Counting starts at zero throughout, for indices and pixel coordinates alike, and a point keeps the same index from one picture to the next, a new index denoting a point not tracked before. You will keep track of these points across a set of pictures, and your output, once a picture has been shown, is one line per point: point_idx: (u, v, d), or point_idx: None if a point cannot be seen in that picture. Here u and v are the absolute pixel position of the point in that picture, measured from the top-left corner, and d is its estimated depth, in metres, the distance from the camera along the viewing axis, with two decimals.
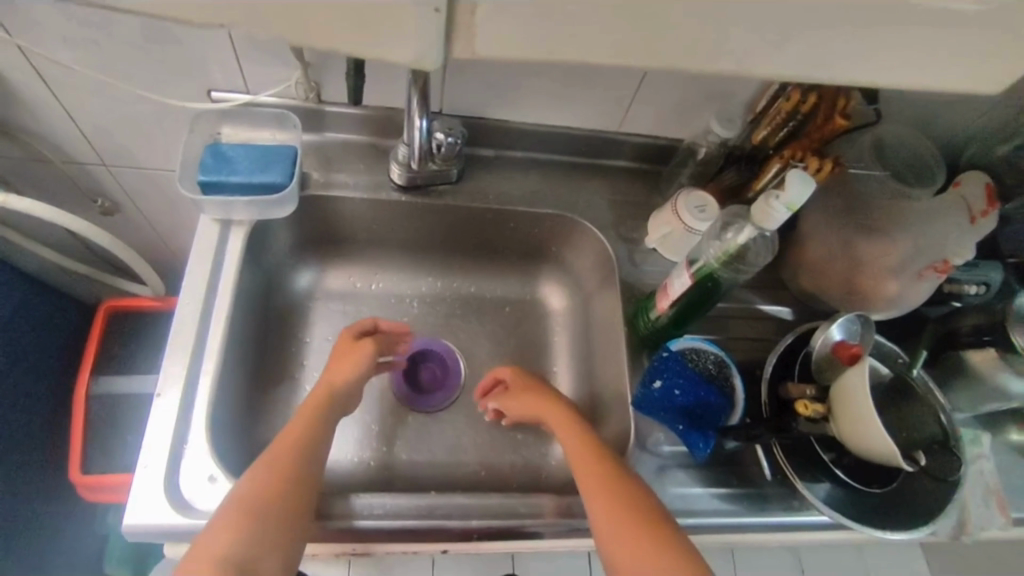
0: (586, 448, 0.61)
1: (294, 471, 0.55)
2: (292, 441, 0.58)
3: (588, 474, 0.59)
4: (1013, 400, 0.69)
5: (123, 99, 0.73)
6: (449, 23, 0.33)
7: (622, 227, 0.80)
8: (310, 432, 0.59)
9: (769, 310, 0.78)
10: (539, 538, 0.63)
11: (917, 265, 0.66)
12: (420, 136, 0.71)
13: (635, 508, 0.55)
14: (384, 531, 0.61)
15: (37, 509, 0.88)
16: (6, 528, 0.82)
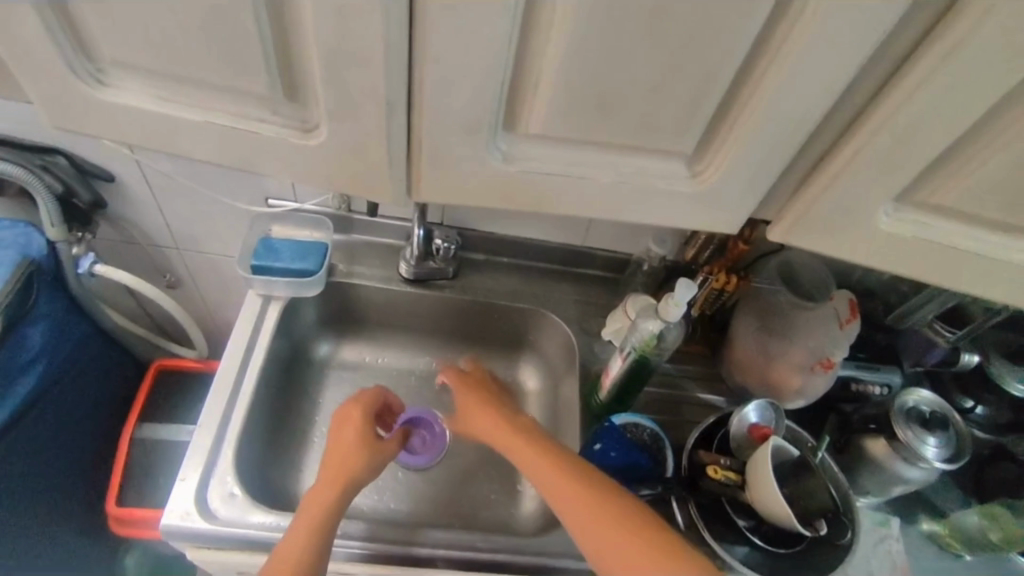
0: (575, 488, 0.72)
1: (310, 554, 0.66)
2: (307, 520, 0.68)
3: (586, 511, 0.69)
4: (910, 483, 0.82)
5: (203, 201, 0.96)
6: (408, 188, 0.53)
7: (583, 321, 0.97)
8: (326, 512, 0.69)
9: (707, 398, 0.92)
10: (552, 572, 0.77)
11: (809, 362, 0.83)
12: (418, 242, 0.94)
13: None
14: (445, 558, 0.75)
15: (74, 537, 1.02)
16: (47, 548, 0.96)
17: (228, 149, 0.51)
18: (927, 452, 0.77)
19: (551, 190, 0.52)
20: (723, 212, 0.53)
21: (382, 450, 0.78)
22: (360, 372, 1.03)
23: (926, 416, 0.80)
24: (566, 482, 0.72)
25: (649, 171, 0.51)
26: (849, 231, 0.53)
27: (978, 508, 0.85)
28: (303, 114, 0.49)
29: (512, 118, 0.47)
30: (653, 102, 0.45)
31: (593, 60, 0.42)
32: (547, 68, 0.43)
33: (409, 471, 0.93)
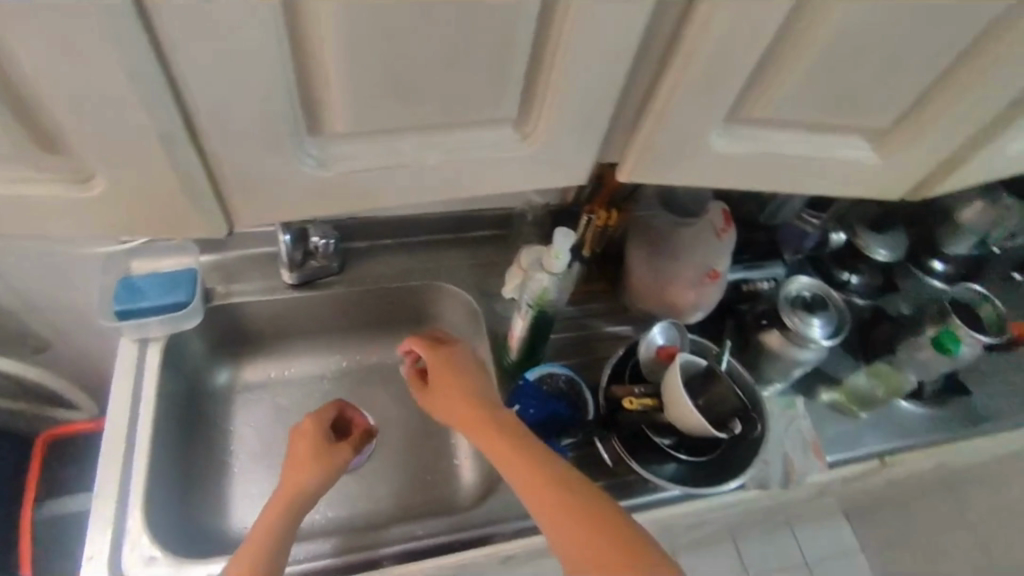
0: (533, 477, 0.66)
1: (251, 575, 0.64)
2: (252, 542, 0.66)
3: (544, 502, 0.64)
4: (804, 365, 0.88)
5: (42, 254, 0.86)
6: (228, 210, 0.50)
7: (483, 285, 0.97)
8: (275, 526, 0.68)
9: (615, 331, 0.95)
10: (500, 540, 0.78)
11: (698, 276, 0.86)
12: (288, 247, 0.88)
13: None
14: (407, 552, 0.77)
15: None
16: None
17: (24, 212, 0.47)
18: (813, 333, 0.84)
19: (394, 177, 0.49)
20: (568, 166, 0.53)
21: (335, 459, 0.74)
22: (270, 389, 0.98)
23: (808, 301, 0.86)
24: (536, 475, 0.66)
25: (483, 141, 0.49)
26: (693, 160, 0.53)
27: (866, 370, 0.94)
28: (76, 166, 0.44)
29: (319, 119, 0.45)
30: (463, 73, 0.43)
31: (374, 49, 0.39)
32: (330, 63, 0.40)
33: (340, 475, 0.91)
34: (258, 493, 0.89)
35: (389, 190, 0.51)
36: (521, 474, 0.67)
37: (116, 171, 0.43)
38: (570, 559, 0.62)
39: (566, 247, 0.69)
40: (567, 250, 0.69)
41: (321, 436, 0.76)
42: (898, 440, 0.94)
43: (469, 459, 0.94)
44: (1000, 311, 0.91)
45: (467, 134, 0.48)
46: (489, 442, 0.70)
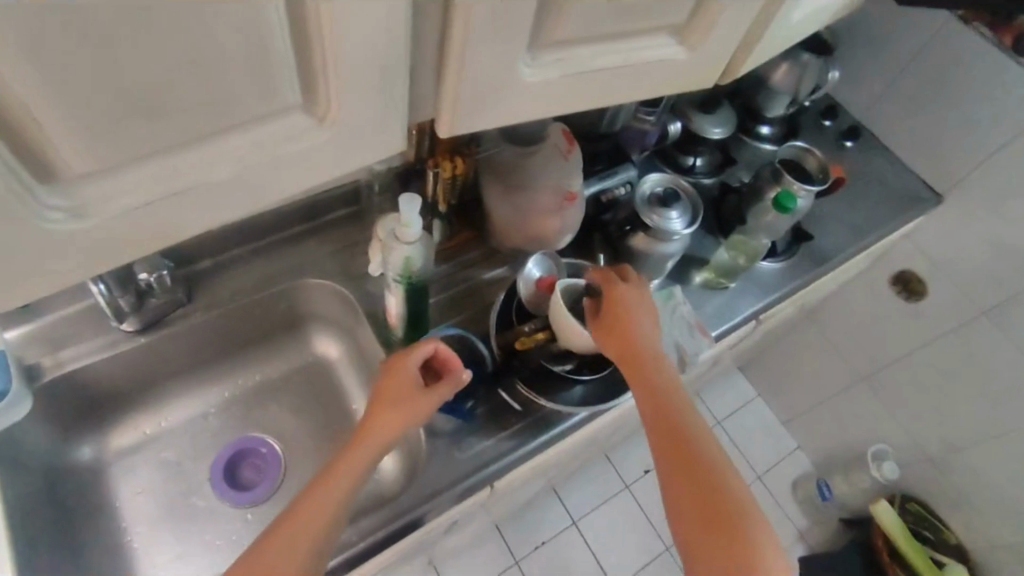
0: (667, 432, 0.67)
1: (328, 509, 0.64)
2: (339, 480, 0.66)
3: (671, 459, 0.65)
4: (672, 257, 0.93)
5: None
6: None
7: (348, 269, 0.91)
8: (356, 469, 0.67)
9: (495, 274, 0.94)
10: (434, 515, 0.78)
11: (556, 202, 0.85)
12: (108, 296, 0.76)
13: (726, 539, 0.60)
14: (345, 562, 0.73)
15: None
16: None
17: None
18: (673, 226, 0.87)
19: (186, 200, 0.43)
20: (384, 138, 0.48)
21: (426, 404, 0.73)
22: (149, 448, 0.89)
23: (662, 196, 0.89)
24: (658, 397, 0.69)
25: (273, 139, 0.43)
26: None
27: (725, 245, 0.99)
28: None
29: (54, 169, 0.37)
30: (217, 67, 0.36)
31: (81, 72, 0.32)
32: (34, 100, 0.32)
33: (259, 506, 0.88)
34: (173, 555, 0.84)
35: (187, 215, 0.44)
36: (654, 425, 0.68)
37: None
38: (665, 470, 0.66)
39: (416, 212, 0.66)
40: (419, 217, 0.66)
41: (415, 381, 0.74)
42: (765, 298, 1.03)
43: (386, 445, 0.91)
44: (820, 159, 1.00)
45: (253, 136, 0.42)
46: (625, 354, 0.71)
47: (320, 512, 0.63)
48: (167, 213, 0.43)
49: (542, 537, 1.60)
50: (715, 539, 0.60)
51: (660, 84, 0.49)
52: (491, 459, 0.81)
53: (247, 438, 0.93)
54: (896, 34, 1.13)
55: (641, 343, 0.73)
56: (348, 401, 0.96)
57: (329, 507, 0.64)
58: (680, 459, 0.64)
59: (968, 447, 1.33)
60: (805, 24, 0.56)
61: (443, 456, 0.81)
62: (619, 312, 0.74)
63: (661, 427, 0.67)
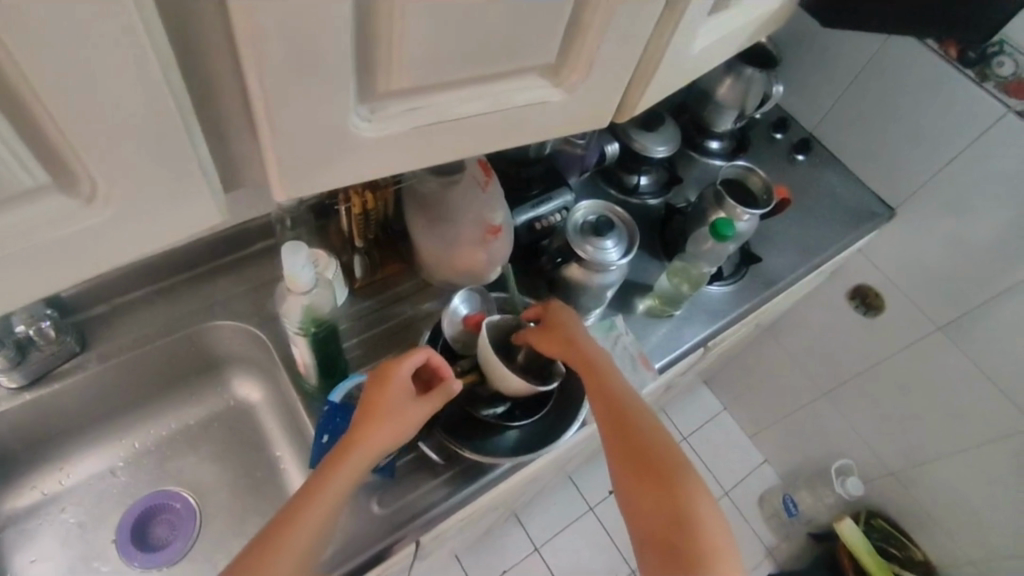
0: (616, 414, 0.67)
1: (297, 549, 0.56)
2: (310, 513, 0.58)
3: (620, 439, 0.66)
4: (610, 288, 0.88)
5: None
6: None
7: (263, 309, 0.84)
8: (331, 503, 0.59)
9: (424, 310, 0.88)
10: None
11: (480, 235, 0.80)
12: None
13: (670, 515, 0.60)
14: None
15: None
16: None
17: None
18: (608, 257, 0.82)
19: None
20: None
21: (416, 422, 0.65)
22: (50, 509, 0.83)
23: (595, 225, 0.83)
24: (607, 384, 0.70)
25: (33, 227, 0.33)
26: None
27: (666, 273, 0.94)
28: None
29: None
30: None
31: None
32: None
33: (164, 569, 0.82)
34: None
35: None
36: (604, 409, 0.68)
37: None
38: (614, 457, 0.66)
39: (307, 258, 0.61)
40: (309, 262, 0.60)
41: (406, 394, 0.66)
42: (711, 325, 0.99)
43: None
44: (765, 179, 0.96)
45: None
46: (570, 351, 0.72)
47: (290, 553, 0.55)
48: None
49: (503, 565, 1.54)
50: (664, 517, 0.60)
51: (532, 121, 0.44)
52: (418, 512, 0.75)
53: (165, 494, 0.86)
54: (840, 46, 1.09)
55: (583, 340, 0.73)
56: (271, 450, 0.89)
57: (298, 547, 0.56)
58: (629, 439, 0.65)
59: (930, 461, 1.30)
60: (706, 57, 0.53)
61: (364, 512, 0.74)
62: (557, 320, 0.75)
63: (611, 412, 0.68)
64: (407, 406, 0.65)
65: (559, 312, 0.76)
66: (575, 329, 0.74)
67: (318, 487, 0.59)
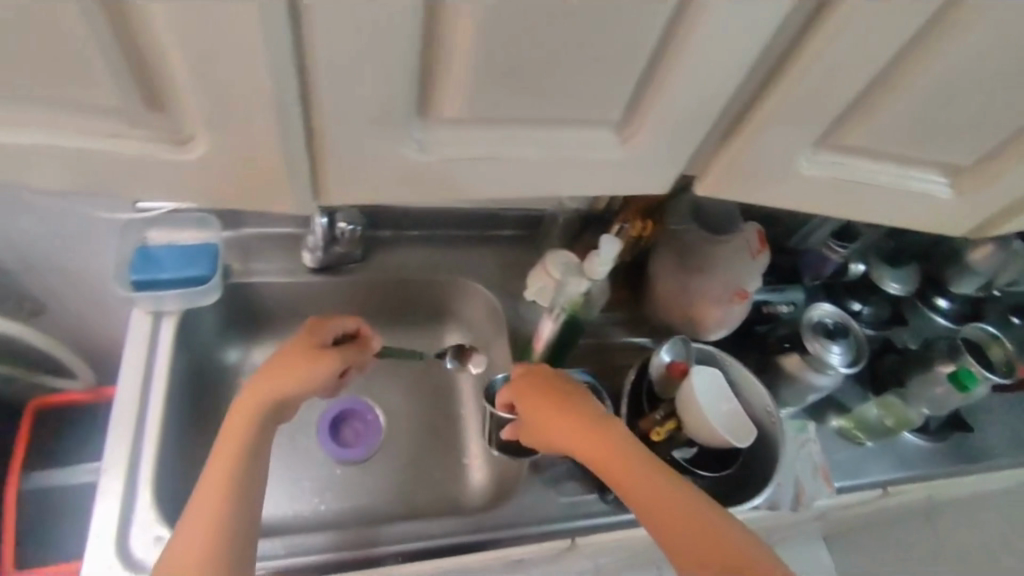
0: (650, 502, 0.59)
1: (234, 470, 0.61)
2: (231, 441, 0.63)
3: (664, 528, 0.58)
4: (821, 390, 0.87)
5: (57, 215, 0.82)
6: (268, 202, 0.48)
7: (507, 285, 0.94)
8: (255, 426, 0.64)
9: (638, 342, 0.94)
10: (516, 542, 0.77)
11: (727, 295, 0.84)
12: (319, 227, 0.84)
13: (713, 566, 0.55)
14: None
15: None
16: None
17: (85, 167, 0.42)
18: (830, 360, 0.82)
19: (470, 169, 0.47)
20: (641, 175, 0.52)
21: (301, 367, 0.68)
22: None
23: (830, 328, 0.84)
24: (624, 466, 0.62)
25: (577, 142, 0.48)
26: (773, 179, 0.55)
27: (876, 401, 0.93)
28: (175, 125, 0.41)
29: (428, 99, 0.42)
30: (577, 72, 0.41)
31: (521, 6, 0.36)
32: (456, 39, 0.38)
33: (348, 466, 0.88)
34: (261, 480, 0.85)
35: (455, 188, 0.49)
36: (636, 494, 0.61)
37: (193, 134, 0.41)
38: (664, 546, 0.58)
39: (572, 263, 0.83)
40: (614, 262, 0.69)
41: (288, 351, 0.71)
42: (901, 471, 0.95)
43: (479, 458, 0.91)
44: (1010, 354, 0.91)
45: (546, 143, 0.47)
46: (566, 436, 0.66)
47: (224, 475, 0.60)
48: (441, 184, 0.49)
49: None
50: None
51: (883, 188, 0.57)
52: (588, 513, 0.79)
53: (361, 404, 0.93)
54: None
55: (574, 413, 0.67)
56: (456, 408, 0.95)
57: (235, 472, 0.61)
58: (675, 523, 0.58)
59: None
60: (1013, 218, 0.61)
61: (540, 492, 0.80)
62: (530, 411, 0.69)
63: (648, 497, 0.60)
64: (294, 359, 0.69)
65: (535, 389, 0.70)
66: (548, 413, 0.67)
67: (236, 420, 0.64)
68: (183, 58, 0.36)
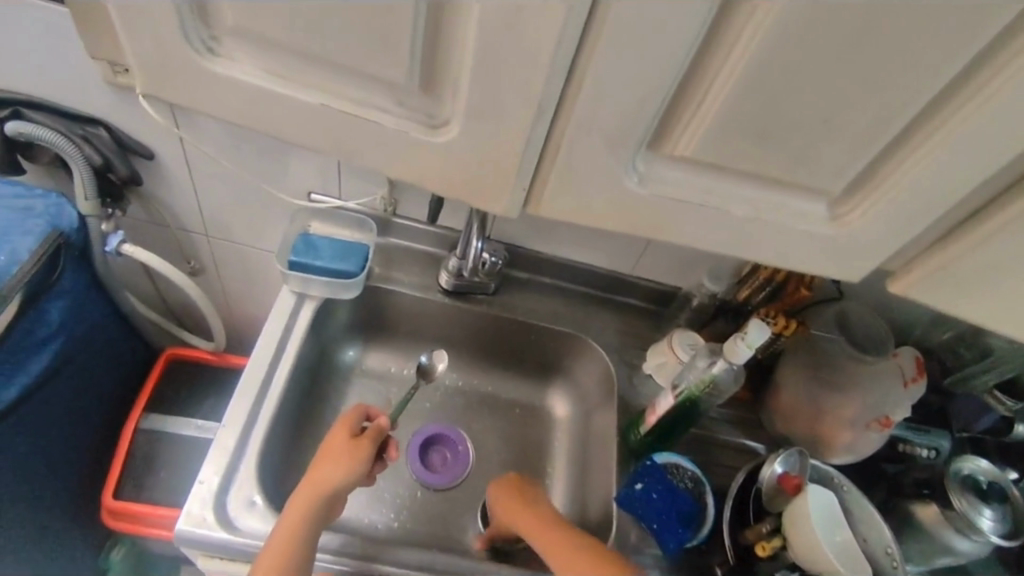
0: None
1: (296, 556, 0.63)
2: (292, 526, 0.65)
3: None
4: (958, 557, 0.74)
5: (245, 189, 0.91)
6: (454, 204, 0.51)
7: (625, 353, 0.92)
8: (314, 512, 0.66)
9: (749, 445, 0.87)
10: None
11: (865, 419, 0.78)
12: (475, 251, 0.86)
13: None
14: None
15: (72, 514, 1.00)
16: (44, 522, 0.94)
17: (330, 129, 0.46)
18: (982, 525, 0.70)
19: (660, 214, 0.48)
20: (824, 261, 0.51)
21: (359, 455, 0.71)
22: (381, 381, 0.96)
23: (983, 486, 0.73)
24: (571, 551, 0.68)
25: (781, 208, 0.47)
26: (979, 295, 0.51)
27: None
28: (434, 108, 0.45)
29: (659, 136, 0.44)
30: (812, 138, 0.42)
31: (796, 66, 0.37)
32: (715, 88, 0.39)
33: (430, 491, 0.88)
34: None
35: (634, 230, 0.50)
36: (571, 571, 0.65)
37: (422, 129, 0.45)
38: None
39: (696, 345, 0.82)
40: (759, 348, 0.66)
41: (342, 435, 0.73)
42: None
43: (559, 521, 0.87)
44: None
45: (744, 201, 0.47)
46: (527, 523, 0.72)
47: (287, 563, 0.63)
48: (624, 225, 0.49)
49: None
50: None
51: None
52: None
53: (457, 437, 0.92)
54: None
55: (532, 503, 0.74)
56: (546, 463, 0.94)
57: (295, 558, 0.63)
58: None
59: None
60: None
61: None
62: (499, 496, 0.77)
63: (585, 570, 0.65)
64: (353, 453, 0.71)
65: (505, 488, 0.77)
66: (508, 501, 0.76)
67: (296, 503, 0.67)
68: (475, 44, 0.39)
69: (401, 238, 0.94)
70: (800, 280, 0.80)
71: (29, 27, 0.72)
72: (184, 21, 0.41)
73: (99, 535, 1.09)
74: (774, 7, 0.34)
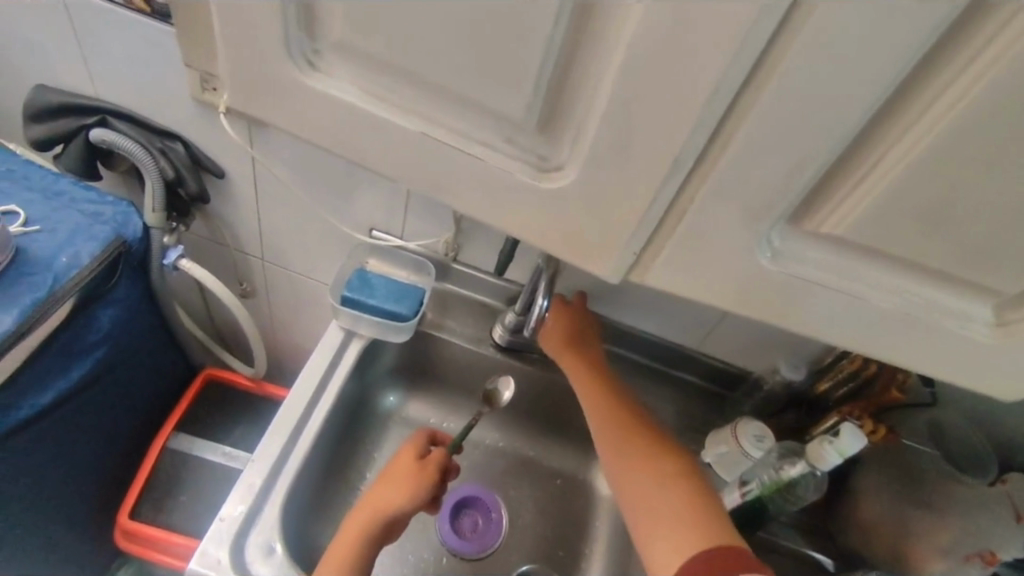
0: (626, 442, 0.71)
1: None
2: (345, 549, 0.63)
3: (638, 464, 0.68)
4: None
5: (311, 219, 0.90)
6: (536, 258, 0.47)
7: (684, 435, 0.85)
8: (367, 540, 0.64)
9: (813, 556, 0.76)
10: None
11: (963, 549, 0.65)
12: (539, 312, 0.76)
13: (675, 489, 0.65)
14: None
15: (86, 528, 0.96)
16: (56, 533, 0.91)
17: (422, 161, 0.43)
18: None
19: (767, 291, 0.43)
20: (951, 367, 0.44)
21: (421, 484, 0.68)
22: None
23: None
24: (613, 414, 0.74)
25: (927, 305, 0.42)
26: None
27: None
28: (550, 151, 0.41)
29: (802, 210, 0.40)
30: (968, 228, 0.36)
31: (988, 150, 0.32)
32: (882, 162, 0.35)
33: (457, 558, 0.81)
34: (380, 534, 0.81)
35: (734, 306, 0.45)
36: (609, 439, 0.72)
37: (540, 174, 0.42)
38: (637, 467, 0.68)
39: (765, 437, 0.73)
40: (851, 455, 0.59)
41: (407, 458, 0.71)
42: None
43: None
44: None
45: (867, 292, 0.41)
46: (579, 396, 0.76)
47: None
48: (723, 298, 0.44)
49: None
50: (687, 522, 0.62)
51: None
52: None
53: (493, 504, 0.85)
54: None
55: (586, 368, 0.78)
56: (585, 546, 0.85)
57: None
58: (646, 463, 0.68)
59: None
60: None
61: None
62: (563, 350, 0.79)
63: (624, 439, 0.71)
64: (416, 478, 0.69)
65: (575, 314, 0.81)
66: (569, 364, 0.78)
67: (351, 527, 0.65)
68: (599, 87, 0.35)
69: (458, 285, 0.90)
70: (893, 378, 0.73)
71: (131, 40, 0.74)
72: (287, 28, 0.40)
73: (107, 554, 1.04)
74: (976, 82, 0.30)
